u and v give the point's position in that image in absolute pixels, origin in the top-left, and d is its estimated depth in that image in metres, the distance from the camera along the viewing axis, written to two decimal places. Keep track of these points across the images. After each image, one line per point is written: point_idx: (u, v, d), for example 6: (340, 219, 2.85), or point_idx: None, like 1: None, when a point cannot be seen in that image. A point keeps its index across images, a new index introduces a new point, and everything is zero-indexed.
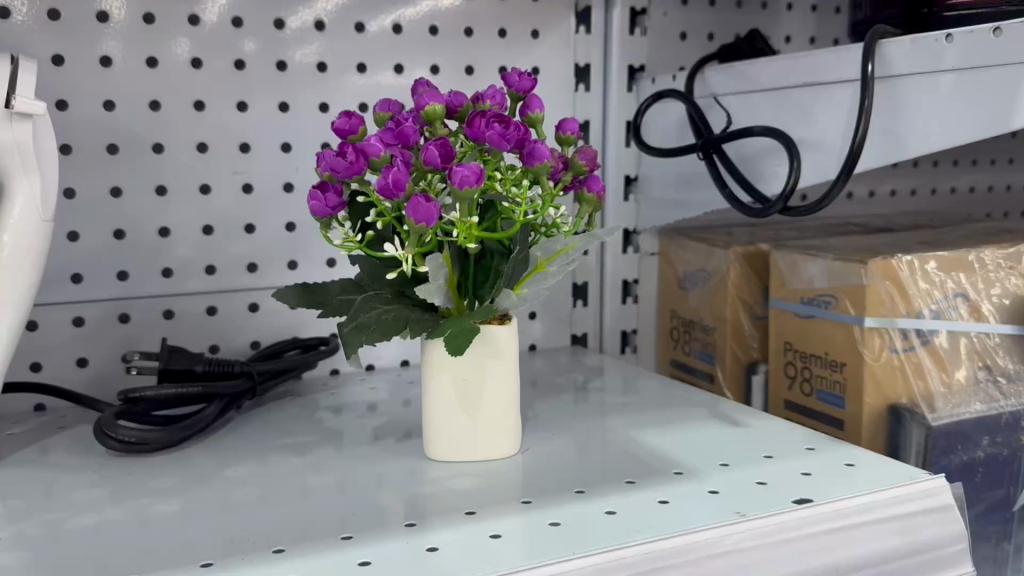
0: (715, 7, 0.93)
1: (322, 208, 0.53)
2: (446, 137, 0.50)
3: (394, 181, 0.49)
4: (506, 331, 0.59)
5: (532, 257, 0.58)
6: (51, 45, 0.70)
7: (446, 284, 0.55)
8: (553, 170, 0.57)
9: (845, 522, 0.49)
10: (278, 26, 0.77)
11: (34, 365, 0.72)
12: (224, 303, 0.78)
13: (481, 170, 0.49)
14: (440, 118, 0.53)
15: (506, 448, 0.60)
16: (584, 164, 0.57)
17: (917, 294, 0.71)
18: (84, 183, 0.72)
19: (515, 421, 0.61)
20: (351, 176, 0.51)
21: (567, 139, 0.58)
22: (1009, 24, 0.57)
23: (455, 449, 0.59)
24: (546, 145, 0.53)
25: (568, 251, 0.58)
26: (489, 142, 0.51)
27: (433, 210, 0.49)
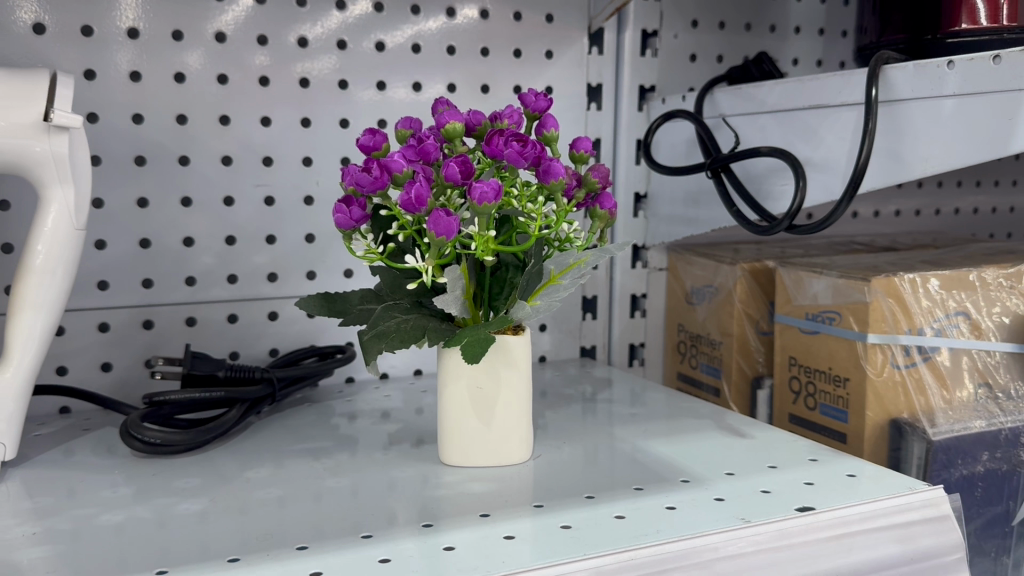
0: (724, 30, 0.96)
1: (346, 221, 0.55)
2: (466, 155, 0.52)
3: (416, 197, 0.51)
4: (521, 340, 0.61)
5: (546, 269, 0.60)
6: (84, 60, 0.72)
7: (463, 294, 0.57)
8: (567, 187, 0.59)
9: (847, 531, 0.51)
10: (300, 44, 0.79)
11: (60, 368, 0.75)
12: (244, 311, 0.81)
13: (500, 187, 0.51)
14: (460, 136, 0.56)
15: (518, 453, 0.62)
16: (597, 181, 0.59)
17: (919, 312, 0.73)
18: (112, 193, 0.74)
19: (527, 428, 0.63)
20: (375, 190, 0.54)
21: (580, 157, 0.61)
22: (1007, 53, 0.59)
23: (469, 454, 0.61)
24: (562, 163, 0.54)
25: (580, 266, 0.60)
26: (506, 159, 0.53)
27: (453, 224, 0.51)
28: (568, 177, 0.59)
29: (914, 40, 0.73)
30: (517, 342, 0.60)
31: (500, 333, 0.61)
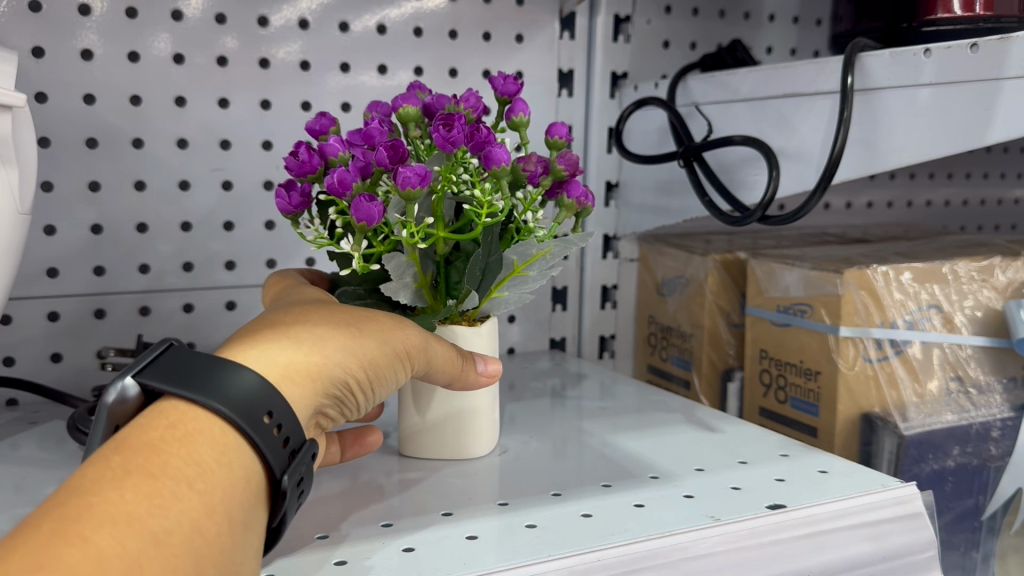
0: (698, 16, 0.94)
1: (285, 207, 0.53)
2: (398, 139, 0.50)
3: (340, 181, 0.49)
4: (479, 332, 0.59)
5: (508, 259, 0.58)
6: (32, 36, 0.69)
7: (415, 283, 0.56)
8: (532, 176, 0.55)
9: (818, 529, 0.49)
10: (261, 24, 0.77)
11: (7, 359, 0.72)
12: (199, 300, 0.78)
13: (425, 172, 0.48)
14: (414, 119, 0.55)
15: (479, 447, 0.60)
16: (564, 169, 0.57)
17: (891, 305, 0.72)
18: (63, 177, 0.71)
19: (490, 422, 0.61)
20: (306, 174, 0.52)
21: (555, 143, 0.59)
22: (986, 40, 0.57)
23: (427, 445, 0.60)
24: (503, 149, 0.51)
25: (544, 255, 0.58)
26: (438, 144, 0.51)
27: (375, 211, 0.48)
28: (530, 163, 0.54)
29: (890, 28, 0.72)
30: (470, 332, 0.58)
31: (458, 324, 0.59)
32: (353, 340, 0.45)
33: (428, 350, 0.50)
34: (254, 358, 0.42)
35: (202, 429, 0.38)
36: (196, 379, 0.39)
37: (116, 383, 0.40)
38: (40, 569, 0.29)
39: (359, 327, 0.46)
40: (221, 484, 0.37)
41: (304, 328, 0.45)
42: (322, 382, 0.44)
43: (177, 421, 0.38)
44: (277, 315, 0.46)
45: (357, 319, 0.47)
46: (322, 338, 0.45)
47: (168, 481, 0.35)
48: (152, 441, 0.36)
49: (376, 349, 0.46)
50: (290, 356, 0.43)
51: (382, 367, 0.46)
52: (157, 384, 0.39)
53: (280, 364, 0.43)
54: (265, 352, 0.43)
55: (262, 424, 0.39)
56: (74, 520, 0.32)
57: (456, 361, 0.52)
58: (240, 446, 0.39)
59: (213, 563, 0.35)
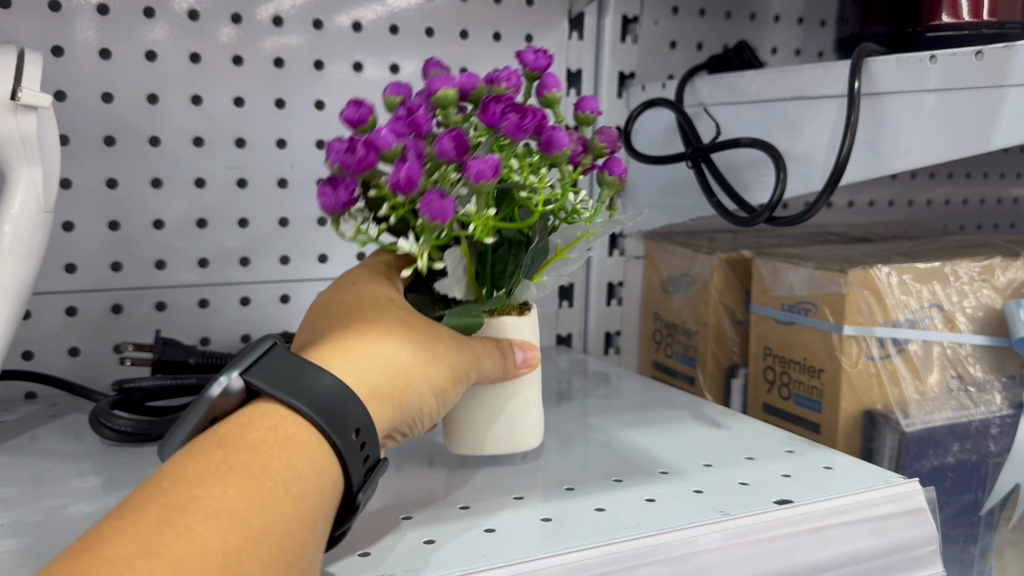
0: (705, 17, 0.95)
1: (331, 205, 0.51)
2: (459, 128, 0.49)
3: (407, 177, 0.48)
4: (527, 321, 0.59)
5: (552, 243, 0.59)
6: (51, 36, 0.70)
7: (466, 277, 0.55)
8: (574, 155, 0.58)
9: (825, 523, 0.51)
10: (276, 24, 0.78)
11: (26, 353, 0.73)
12: (215, 296, 0.80)
13: (497, 164, 0.48)
14: (454, 103, 0.52)
15: (529, 439, 0.60)
16: (605, 145, 0.58)
17: (894, 305, 0.73)
18: (81, 174, 0.72)
19: (537, 416, 0.61)
20: (361, 171, 0.49)
21: (587, 117, 0.59)
22: (990, 49, 0.58)
23: (478, 441, 0.59)
24: (564, 133, 0.52)
25: (587, 240, 0.59)
26: (506, 132, 0.50)
27: (448, 207, 0.48)
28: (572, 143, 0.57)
29: (896, 33, 0.73)
30: (521, 321, 0.59)
31: (507, 314, 0.59)
32: (427, 363, 0.47)
33: (476, 359, 0.52)
34: (346, 371, 0.43)
35: (302, 434, 0.39)
36: (297, 382, 0.40)
37: (220, 379, 0.40)
38: (150, 557, 0.29)
39: (432, 348, 0.48)
40: (314, 490, 0.37)
41: (387, 338, 0.46)
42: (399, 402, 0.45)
43: (277, 424, 0.38)
44: (360, 321, 0.47)
45: (427, 334, 0.49)
46: (405, 358, 0.46)
47: (268, 482, 0.35)
48: (254, 441, 0.37)
49: (443, 373, 0.48)
50: (376, 373, 0.45)
51: (445, 391, 0.49)
52: (261, 383, 0.40)
53: (369, 382, 0.44)
54: (357, 366, 0.44)
55: (350, 441, 0.41)
56: (178, 511, 0.32)
57: (493, 357, 0.54)
58: (329, 456, 0.40)
59: (302, 564, 0.35)
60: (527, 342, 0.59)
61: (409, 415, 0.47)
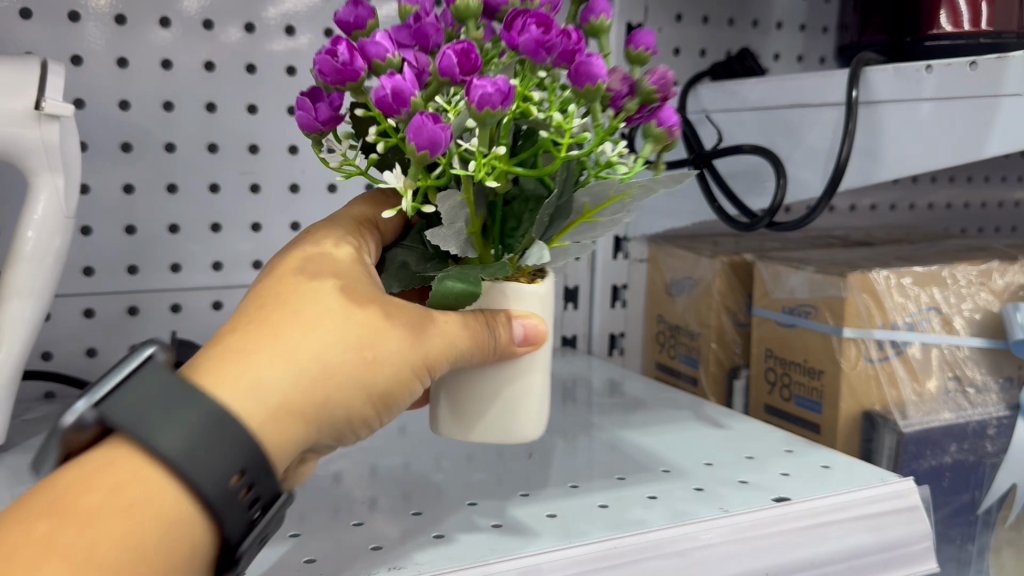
0: (708, 24, 0.97)
1: (309, 121, 0.45)
2: (469, 41, 0.41)
3: (395, 93, 0.41)
4: (537, 292, 0.50)
5: (578, 203, 0.50)
6: (71, 45, 0.72)
7: (466, 228, 0.48)
8: (617, 95, 0.48)
9: (821, 520, 0.52)
10: (288, 33, 0.80)
11: (46, 354, 0.75)
12: (228, 298, 0.81)
13: (508, 89, 0.40)
14: (472, 16, 0.46)
15: (526, 430, 0.51)
16: (655, 90, 0.48)
17: (893, 308, 0.75)
18: (99, 180, 0.74)
19: (541, 402, 0.52)
20: (345, 81, 0.43)
21: (639, 56, 0.49)
22: (983, 59, 0.60)
23: (466, 422, 0.51)
24: (602, 63, 0.43)
25: (620, 201, 0.50)
26: (525, 51, 0.42)
27: (441, 135, 0.40)
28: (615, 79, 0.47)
29: (895, 42, 0.75)
30: (530, 290, 0.50)
31: (515, 280, 0.50)
32: (355, 368, 0.42)
33: (450, 346, 0.45)
34: (241, 392, 0.40)
35: (151, 488, 0.37)
36: (159, 423, 0.37)
37: (74, 407, 0.38)
38: None
39: (368, 352, 0.43)
40: (161, 554, 0.36)
41: (308, 345, 0.42)
42: (319, 416, 0.42)
43: (123, 480, 0.37)
44: (282, 317, 0.43)
45: (365, 329, 0.43)
46: (322, 366, 0.41)
47: (94, 559, 0.34)
48: (91, 506, 0.36)
49: (382, 382, 0.43)
50: (282, 393, 0.40)
51: (385, 399, 0.44)
52: (118, 420, 0.37)
53: (266, 405, 0.40)
54: (255, 381, 0.40)
55: (227, 485, 0.38)
56: None
57: (476, 339, 0.46)
58: (193, 504, 0.38)
59: None
60: (531, 314, 0.49)
61: (341, 423, 0.43)
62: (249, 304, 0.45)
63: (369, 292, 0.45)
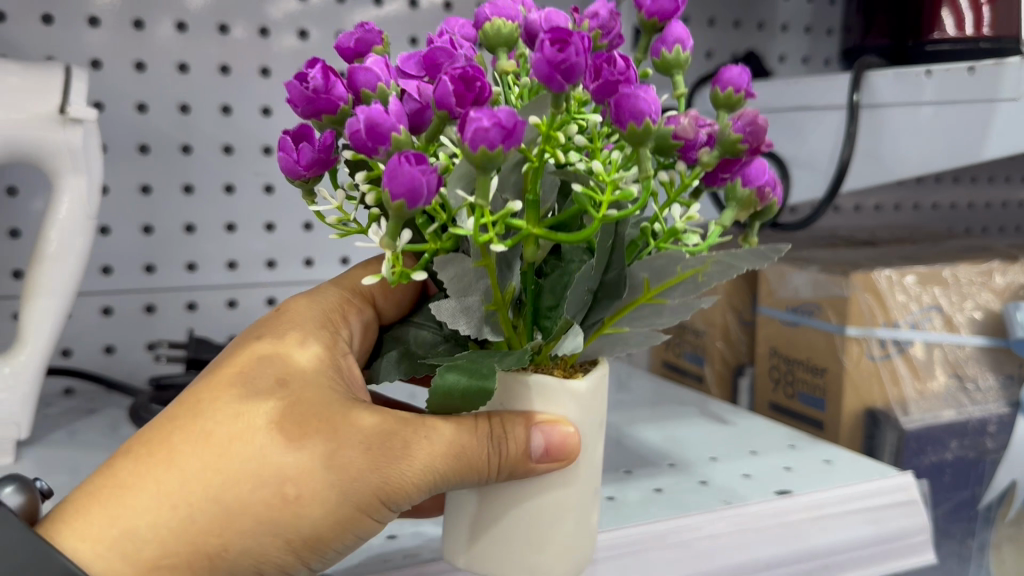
0: (714, 27, 0.98)
1: (289, 163, 0.37)
2: (475, 66, 0.31)
3: (372, 128, 0.32)
4: (574, 391, 0.41)
5: (637, 279, 0.41)
6: (90, 49, 0.74)
7: (485, 303, 0.40)
8: (687, 146, 0.35)
9: (823, 512, 0.54)
10: (302, 37, 0.81)
11: (65, 350, 0.77)
12: (243, 297, 0.83)
13: (512, 125, 0.30)
14: (506, 39, 0.39)
15: (556, 565, 0.42)
16: (742, 140, 0.35)
17: (895, 307, 0.76)
18: (117, 181, 0.76)
19: (578, 534, 0.42)
20: (327, 112, 0.36)
21: (731, 98, 0.37)
22: (982, 66, 0.70)
23: (487, 553, 0.42)
24: (648, 95, 0.31)
25: (690, 279, 0.40)
26: (541, 75, 0.31)
27: (422, 183, 0.31)
28: (685, 120, 0.34)
29: (897, 46, 0.76)
30: (562, 387, 0.41)
31: (549, 373, 0.42)
32: (262, 511, 0.37)
33: (402, 477, 0.38)
34: (113, 538, 0.36)
35: None
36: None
37: None
38: None
39: (278, 494, 0.37)
40: None
41: (204, 482, 0.37)
42: (218, 562, 0.37)
43: None
44: (190, 443, 0.38)
45: (278, 462, 0.37)
46: (221, 508, 0.37)
47: None
48: None
49: (297, 525, 0.37)
50: (165, 539, 0.36)
51: (308, 543, 0.38)
52: None
53: (139, 556, 0.36)
54: (132, 528, 0.36)
55: None
56: None
57: (448, 463, 0.38)
58: None
59: None
60: (564, 421, 0.40)
61: (258, 568, 0.38)
62: (177, 412, 0.41)
63: (305, 409, 0.39)
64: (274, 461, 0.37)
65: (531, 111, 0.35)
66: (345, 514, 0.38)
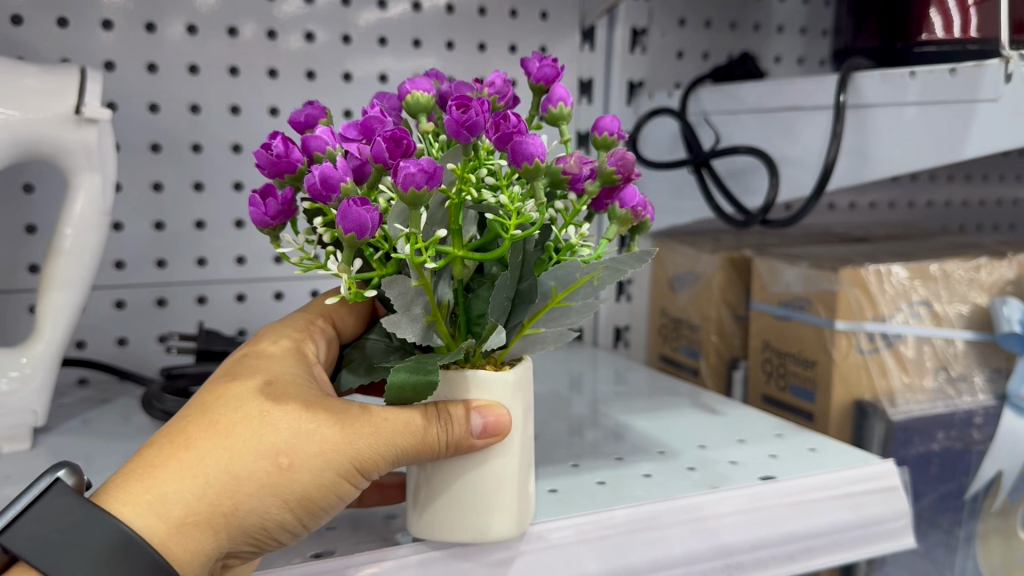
0: (711, 28, 1.00)
1: (260, 217, 0.42)
2: (403, 127, 0.38)
3: (323, 180, 0.38)
4: (505, 379, 0.45)
5: (546, 287, 0.46)
6: (103, 52, 0.76)
7: (426, 316, 0.44)
8: (575, 178, 0.43)
9: (805, 496, 0.56)
10: (308, 40, 0.84)
11: (79, 342, 0.80)
12: (251, 291, 0.86)
13: (433, 168, 0.36)
14: (424, 109, 0.43)
15: (502, 529, 0.46)
16: (616, 173, 0.43)
17: (883, 301, 0.78)
18: (130, 179, 0.79)
19: (519, 502, 0.46)
20: (283, 173, 0.42)
21: (604, 141, 0.45)
22: (963, 68, 0.69)
23: (433, 521, 0.46)
24: (537, 141, 0.38)
25: (589, 282, 0.46)
26: (450, 132, 0.38)
27: (367, 219, 0.37)
28: (571, 159, 0.42)
29: (889, 47, 0.79)
30: (493, 376, 0.45)
31: (481, 369, 0.46)
32: (267, 477, 0.40)
33: (380, 444, 0.42)
34: (139, 506, 0.38)
35: None
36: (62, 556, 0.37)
37: None
38: None
39: (279, 456, 0.40)
40: None
41: (215, 450, 0.40)
42: (231, 522, 0.40)
43: None
44: (197, 423, 0.41)
45: (277, 434, 0.41)
46: (232, 474, 0.39)
47: None
48: None
49: (297, 486, 0.40)
50: (186, 503, 0.39)
51: (306, 504, 0.41)
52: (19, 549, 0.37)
53: (163, 517, 0.38)
54: (156, 497, 0.39)
55: None
56: None
57: (418, 435, 0.42)
58: None
59: None
60: (496, 404, 0.45)
61: (260, 532, 0.41)
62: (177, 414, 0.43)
63: (290, 393, 0.43)
64: (273, 430, 0.41)
65: (448, 159, 0.42)
66: (337, 477, 0.41)
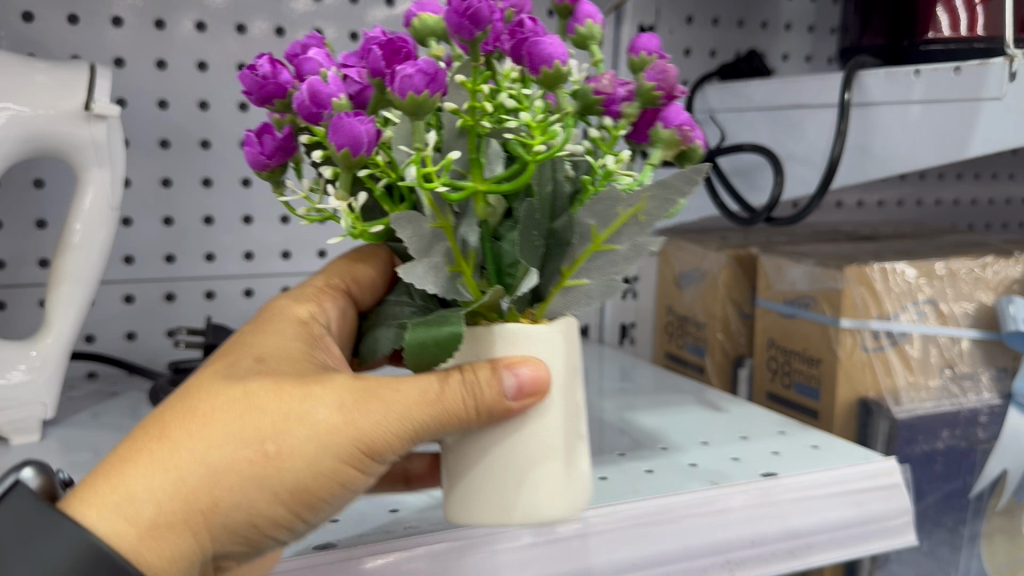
0: (718, 26, 1.00)
1: (256, 156, 0.40)
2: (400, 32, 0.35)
3: (311, 96, 0.35)
4: (540, 333, 0.43)
5: (584, 227, 0.42)
6: (114, 49, 0.77)
7: (449, 265, 0.41)
8: (609, 99, 0.40)
9: (806, 493, 0.56)
10: (315, 36, 0.84)
11: (89, 336, 0.81)
12: (259, 286, 0.87)
13: (434, 70, 0.34)
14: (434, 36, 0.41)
15: (554, 502, 0.43)
16: (655, 88, 0.40)
17: (889, 300, 0.78)
18: (139, 174, 0.80)
19: (569, 474, 0.44)
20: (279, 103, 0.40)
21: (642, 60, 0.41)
22: (968, 66, 0.71)
23: (481, 506, 0.43)
24: (552, 40, 0.35)
25: (633, 219, 0.41)
26: (453, 29, 0.35)
27: (360, 131, 0.35)
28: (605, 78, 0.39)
29: (892, 46, 0.79)
30: (525, 329, 0.43)
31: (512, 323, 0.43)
32: (251, 467, 0.39)
33: (376, 427, 0.40)
34: (111, 505, 0.38)
35: None
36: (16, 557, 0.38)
37: None
38: None
39: (262, 445, 0.39)
40: None
41: (192, 442, 0.39)
42: (216, 515, 0.39)
43: None
44: (181, 411, 0.40)
45: (261, 420, 0.39)
46: (210, 467, 0.38)
47: None
48: None
49: (284, 475, 0.39)
50: (161, 499, 0.38)
51: (297, 492, 0.40)
52: None
53: (137, 516, 0.38)
54: (127, 494, 0.38)
55: None
56: None
57: (429, 410, 0.40)
58: None
59: None
60: (533, 359, 0.42)
61: (248, 526, 0.40)
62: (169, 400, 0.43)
63: (280, 375, 0.41)
64: (258, 417, 0.39)
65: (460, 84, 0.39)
66: (333, 461, 0.40)
